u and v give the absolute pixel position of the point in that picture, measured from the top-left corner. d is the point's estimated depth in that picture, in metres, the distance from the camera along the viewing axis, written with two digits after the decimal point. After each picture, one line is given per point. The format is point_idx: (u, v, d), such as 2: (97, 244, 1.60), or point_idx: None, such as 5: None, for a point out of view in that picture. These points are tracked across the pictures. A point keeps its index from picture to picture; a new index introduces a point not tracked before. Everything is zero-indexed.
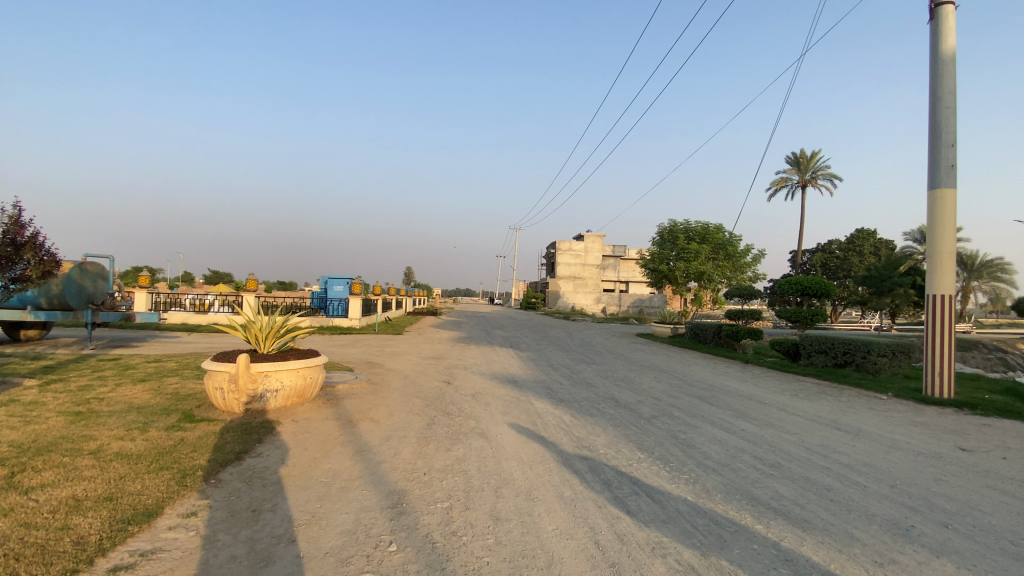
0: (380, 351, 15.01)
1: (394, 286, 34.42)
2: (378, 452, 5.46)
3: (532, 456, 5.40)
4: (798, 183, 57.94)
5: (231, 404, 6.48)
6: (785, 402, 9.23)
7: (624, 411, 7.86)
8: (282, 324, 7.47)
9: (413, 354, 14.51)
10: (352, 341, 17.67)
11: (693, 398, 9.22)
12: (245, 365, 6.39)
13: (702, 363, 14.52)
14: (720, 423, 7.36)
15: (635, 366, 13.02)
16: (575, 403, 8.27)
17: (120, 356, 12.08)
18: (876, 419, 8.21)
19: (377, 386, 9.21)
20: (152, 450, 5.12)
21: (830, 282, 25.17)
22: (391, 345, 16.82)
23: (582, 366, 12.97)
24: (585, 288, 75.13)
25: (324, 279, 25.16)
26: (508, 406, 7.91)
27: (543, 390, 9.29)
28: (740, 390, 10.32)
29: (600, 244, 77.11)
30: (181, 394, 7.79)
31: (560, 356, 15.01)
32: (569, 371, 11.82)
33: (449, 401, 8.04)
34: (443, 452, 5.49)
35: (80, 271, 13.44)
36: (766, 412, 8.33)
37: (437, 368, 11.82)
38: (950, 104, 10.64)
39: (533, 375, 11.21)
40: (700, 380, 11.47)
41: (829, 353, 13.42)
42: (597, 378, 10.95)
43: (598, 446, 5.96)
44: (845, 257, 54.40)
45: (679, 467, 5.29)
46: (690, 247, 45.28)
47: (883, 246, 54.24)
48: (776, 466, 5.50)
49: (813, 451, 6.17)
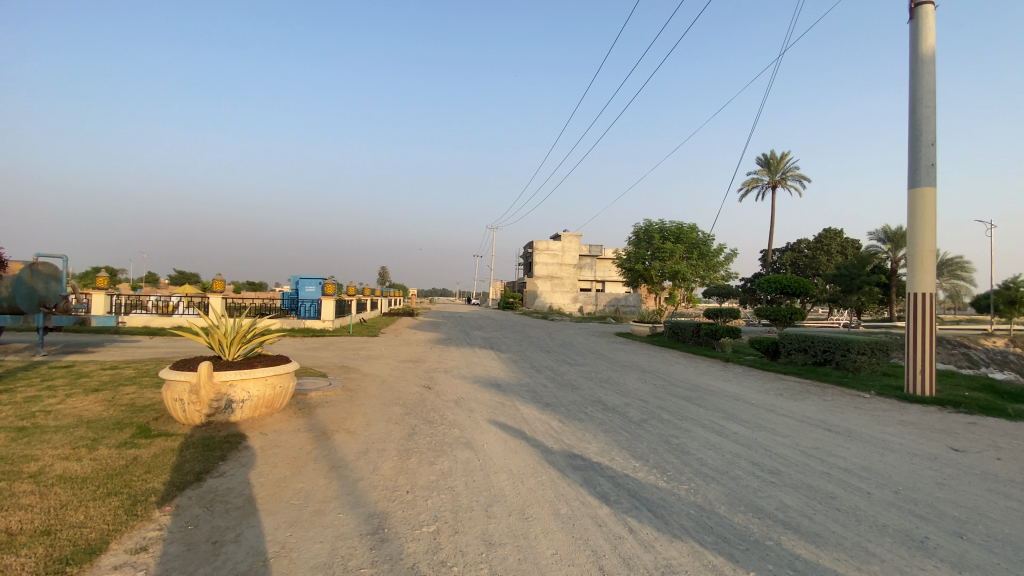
0: (356, 354, 14.45)
1: (369, 286, 33.63)
2: (355, 468, 5.03)
3: (522, 469, 5.04)
4: (769, 184, 59.24)
5: (192, 417, 5.95)
6: (772, 402, 9.12)
7: (613, 414, 7.57)
8: (249, 328, 6.94)
9: (390, 357, 14.00)
10: (326, 344, 17.01)
11: (680, 399, 9.00)
12: (208, 374, 5.86)
13: (685, 363, 14.43)
14: (711, 426, 7.14)
15: (618, 367, 12.80)
16: (562, 408, 7.95)
17: (72, 363, 11.23)
18: (864, 417, 8.14)
19: (353, 393, 8.72)
20: (100, 472, 4.58)
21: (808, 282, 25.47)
22: (367, 348, 16.23)
23: (564, 366, 12.68)
24: (562, 287, 75.30)
25: (296, 280, 24.31)
26: (493, 412, 7.55)
27: (528, 394, 8.95)
28: (725, 390, 10.18)
29: (577, 244, 77.42)
30: (137, 406, 7.17)
31: (541, 357, 14.71)
32: (552, 373, 11.52)
33: (430, 408, 7.62)
34: (426, 466, 5.09)
35: (32, 273, 12.24)
36: (755, 412, 8.17)
37: (415, 372, 11.36)
38: (929, 104, 10.76)
39: (516, 377, 10.86)
40: (684, 380, 11.32)
41: (809, 351, 13.47)
42: (581, 380, 10.66)
43: (590, 454, 5.65)
44: (815, 256, 55.79)
45: (677, 476, 5.01)
46: (666, 246, 45.66)
47: (850, 245, 55.84)
48: (777, 472, 5.28)
49: (810, 454, 5.98)
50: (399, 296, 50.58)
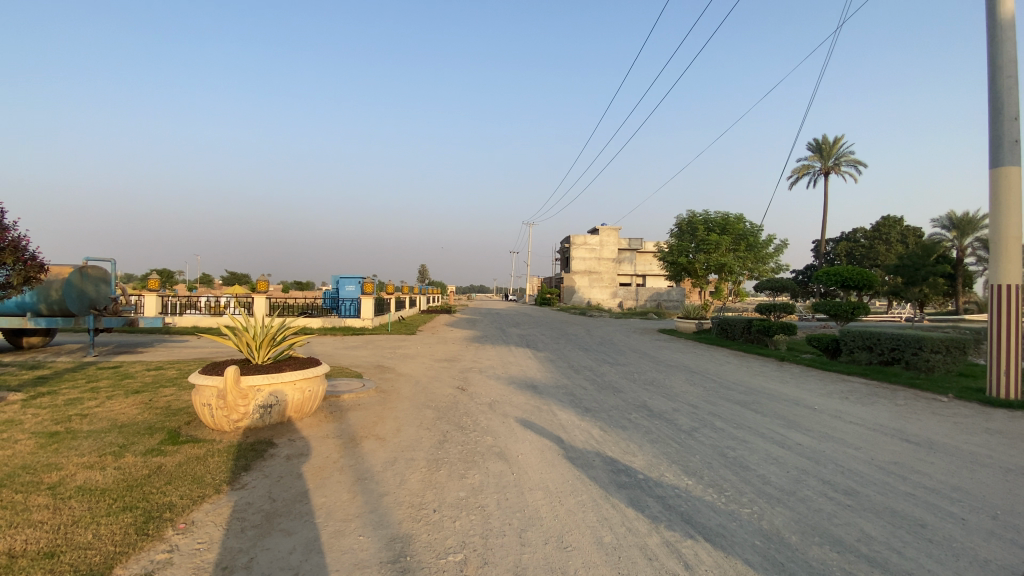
0: (392, 353, 14.32)
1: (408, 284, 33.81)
2: (381, 481, 4.70)
3: (560, 486, 4.57)
4: (821, 170, 56.08)
5: (221, 422, 5.79)
6: (837, 407, 8.28)
7: (660, 423, 6.99)
8: (278, 331, 6.75)
9: (426, 356, 13.78)
10: (364, 343, 17.04)
11: (733, 405, 8.30)
12: (234, 379, 5.69)
13: (734, 363, 13.56)
14: (771, 437, 6.46)
15: (663, 368, 12.10)
16: (603, 414, 7.43)
17: (121, 364, 11.56)
18: (947, 425, 7.22)
19: (386, 394, 8.48)
20: (120, 483, 4.49)
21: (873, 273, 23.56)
22: (404, 346, 16.12)
23: (605, 367, 12.09)
24: (600, 282, 74.04)
25: (336, 279, 24.60)
26: (529, 417, 7.11)
27: (567, 397, 8.46)
28: (783, 394, 9.36)
29: (616, 238, 75.88)
30: (172, 409, 7.15)
31: (581, 356, 14.15)
32: (592, 374, 10.96)
33: (463, 413, 7.25)
34: (456, 480, 4.70)
35: (82, 275, 12.95)
36: (820, 420, 7.40)
37: (451, 372, 11.05)
38: (1011, 74, 9.52)
39: (554, 379, 10.38)
40: (736, 382, 10.55)
41: (875, 349, 12.28)
42: (624, 383, 10.06)
43: (636, 469, 5.14)
44: (872, 246, 52.43)
45: (736, 497, 4.44)
46: (710, 239, 43.96)
47: (913, 233, 52.16)
48: (853, 494, 4.61)
49: (890, 471, 5.25)
50: (438, 293, 50.90)
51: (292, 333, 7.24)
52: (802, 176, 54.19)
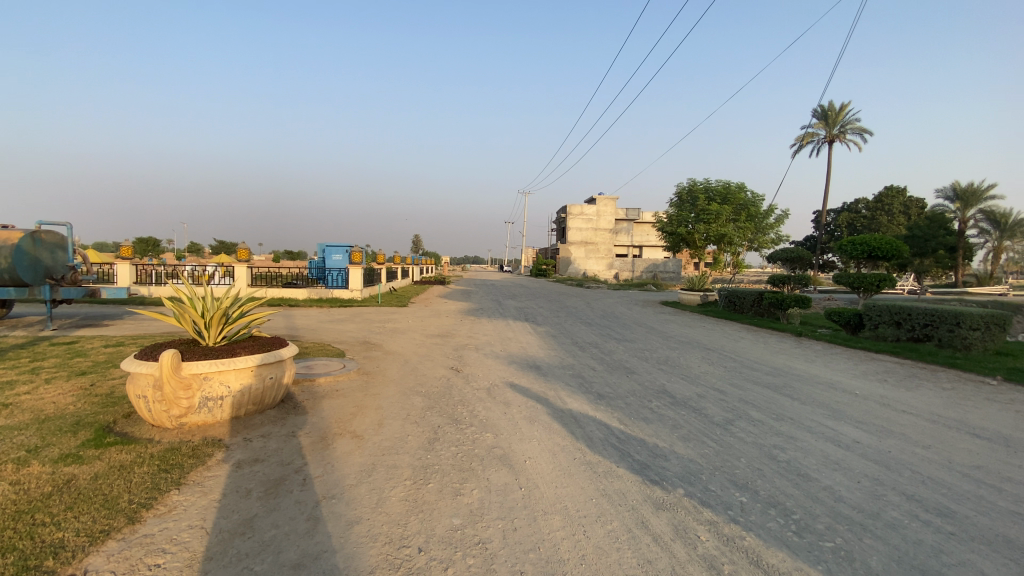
0: (381, 327, 13.23)
1: (399, 254, 32.52)
2: (352, 501, 3.66)
3: (584, 510, 3.55)
4: (825, 138, 54.57)
5: (161, 419, 4.74)
6: (880, 393, 7.33)
7: (687, 413, 6.01)
8: (231, 307, 5.61)
9: (417, 330, 12.71)
10: (351, 316, 15.96)
11: (763, 389, 7.34)
12: (173, 365, 4.59)
13: (749, 338, 12.60)
14: (821, 432, 5.49)
15: (675, 344, 11.12)
16: (619, 401, 6.44)
17: (78, 339, 10.39)
18: (1015, 416, 6.27)
19: (370, 377, 7.42)
20: (11, 505, 3.38)
21: (902, 243, 22.07)
22: (394, 320, 15.04)
23: (612, 344, 11.09)
24: (596, 253, 73.11)
25: (321, 247, 23.24)
26: (535, 406, 6.09)
27: (575, 381, 7.46)
28: (815, 375, 8.40)
29: (613, 208, 74.46)
30: (115, 396, 6.05)
31: (584, 331, 13.15)
32: (600, 353, 9.95)
33: (457, 401, 6.23)
34: (448, 500, 3.66)
35: (34, 241, 11.57)
36: (868, 410, 6.43)
37: (443, 349, 10.01)
38: None
39: (558, 358, 9.36)
40: (758, 361, 9.58)
41: (904, 325, 11.41)
42: (636, 362, 9.05)
43: (673, 480, 4.15)
44: (874, 217, 51.18)
45: (809, 525, 3.45)
46: (710, 209, 42.79)
47: (915, 204, 51.07)
48: (953, 517, 3.64)
49: (982, 481, 4.30)
50: (431, 263, 49.65)
51: (252, 307, 6.08)
52: (805, 144, 52.58)
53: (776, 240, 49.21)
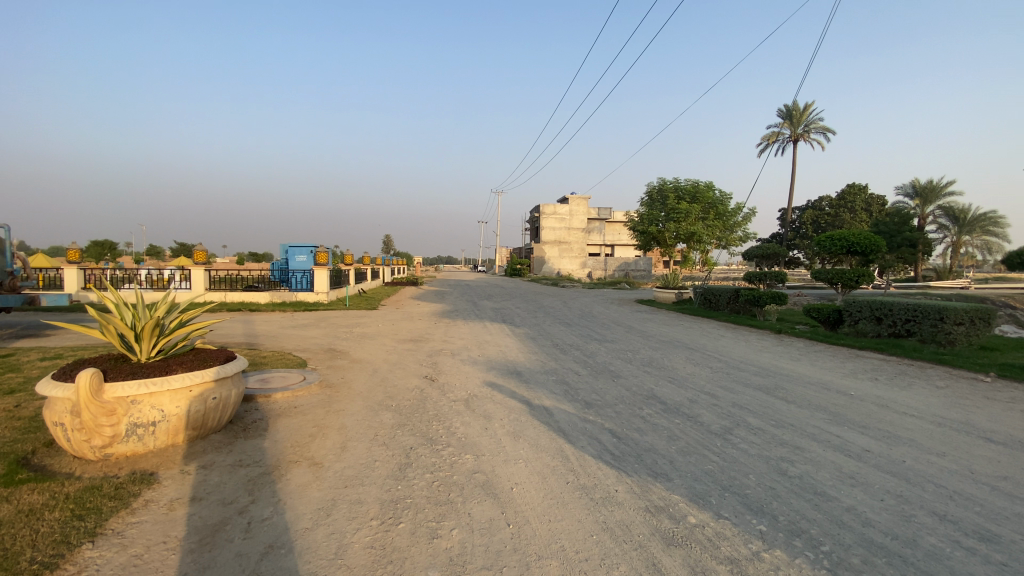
0: (348, 332, 12.45)
1: (368, 254, 31.46)
2: (306, 551, 3.03)
3: (586, 551, 3.01)
4: (789, 137, 55.83)
5: (81, 450, 3.99)
6: (875, 394, 7.04)
7: (683, 421, 5.54)
8: (163, 319, 4.81)
9: (387, 335, 12.00)
10: (317, 320, 15.09)
11: (756, 392, 6.96)
12: (92, 389, 3.84)
13: (731, 337, 12.36)
14: (827, 440, 5.10)
15: (658, 345, 10.73)
16: (609, 410, 5.93)
17: (4, 352, 9.29)
18: (1016, 416, 6.05)
19: (333, 390, 6.72)
20: None
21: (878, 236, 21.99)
22: (362, 324, 14.27)
23: (594, 345, 10.64)
24: (569, 252, 73.12)
25: (285, 248, 22.14)
26: (518, 419, 5.52)
27: (558, 387, 6.94)
28: (805, 375, 8.10)
29: (585, 207, 74.62)
30: (31, 420, 5.20)
31: (563, 332, 12.67)
32: (582, 355, 9.46)
33: (432, 416, 5.61)
34: (424, 545, 3.06)
35: None
36: (868, 413, 6.11)
37: (416, 355, 9.35)
38: None
39: (538, 362, 8.82)
40: (744, 361, 9.26)
41: (885, 320, 11.34)
42: (621, 365, 8.60)
43: (681, 504, 3.65)
44: (837, 215, 52.39)
45: (844, 559, 3.00)
46: (681, 207, 43.18)
47: (875, 202, 52.70)
48: (996, 542, 3.24)
49: (1010, 494, 3.95)
50: (402, 264, 48.59)
51: (190, 315, 5.28)
52: (771, 144, 53.65)
53: (744, 238, 50.11)
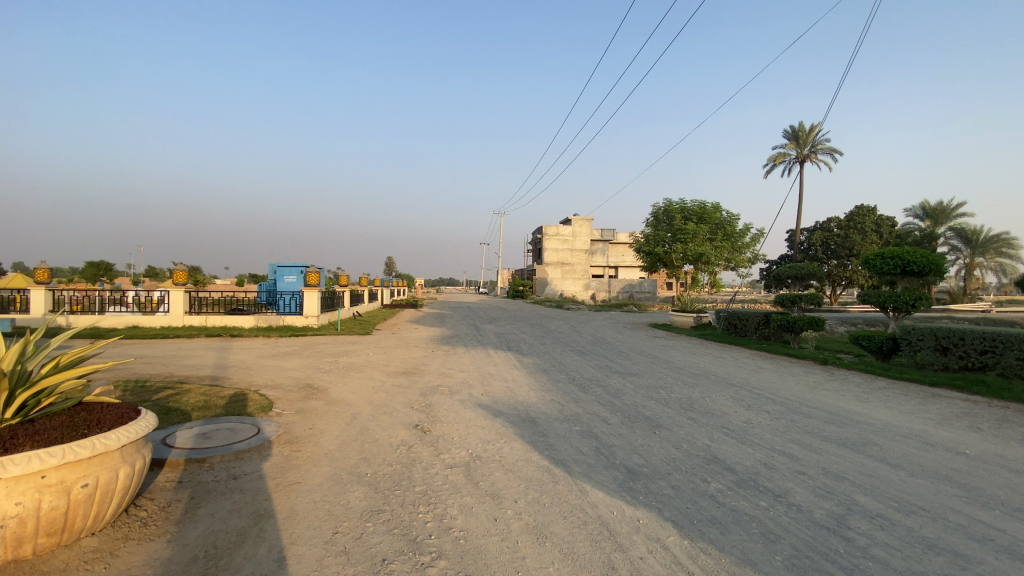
0: (332, 363, 10.88)
1: (365, 275, 30.06)
2: None
3: None
4: (795, 158, 54.98)
5: None
6: (998, 453, 5.43)
7: (771, 507, 3.95)
8: (15, 365, 3.17)
9: (376, 367, 10.42)
10: (302, 347, 13.57)
11: (845, 452, 5.35)
12: None
13: (771, 368, 10.76)
14: (994, 540, 3.50)
15: (692, 380, 9.15)
16: (663, 483, 4.34)
17: None
18: None
19: (293, 449, 5.15)
20: None
21: None
22: (351, 352, 12.73)
23: (617, 381, 9.05)
24: (572, 274, 71.84)
25: (274, 268, 20.73)
26: (539, 501, 3.94)
27: (586, 445, 5.35)
28: (889, 424, 6.49)
29: (588, 228, 73.57)
30: None
31: (578, 362, 11.10)
32: (606, 395, 7.87)
33: (418, 496, 4.04)
34: None
35: None
36: (1011, 486, 4.50)
37: (407, 394, 7.78)
38: None
39: (554, 404, 7.24)
40: (802, 402, 7.66)
41: (953, 351, 9.75)
42: (656, 409, 7.01)
43: None
44: (847, 236, 50.32)
45: None
46: (688, 228, 41.97)
47: (886, 222, 50.54)
48: None
49: None
50: (402, 285, 47.30)
51: (74, 356, 3.63)
52: (776, 165, 52.72)
53: (752, 259, 48.82)
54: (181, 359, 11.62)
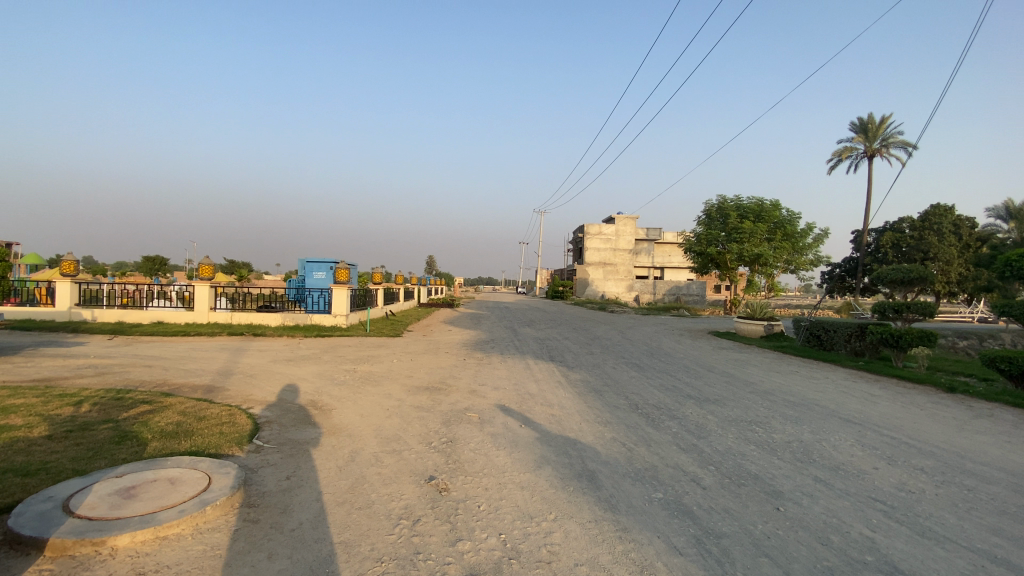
0: (349, 372, 9.40)
1: (401, 273, 28.90)
2: None
3: None
4: (864, 152, 50.29)
5: None
6: None
7: None
8: None
9: (398, 379, 8.85)
10: (323, 350, 12.24)
11: None
12: None
13: (886, 396, 8.50)
14: None
15: (794, 414, 7.08)
16: None
17: None
18: None
19: (249, 519, 3.56)
20: None
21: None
22: (374, 358, 11.25)
23: (694, 411, 7.11)
24: (615, 275, 69.13)
25: (303, 263, 19.69)
26: None
27: (679, 533, 3.51)
28: None
29: (633, 227, 70.53)
30: None
31: (638, 381, 9.20)
32: (686, 434, 5.97)
33: None
34: None
35: None
36: None
37: (427, 421, 6.13)
38: None
39: (618, 447, 5.41)
40: (967, 456, 5.50)
41: None
42: (763, 464, 5.07)
43: None
44: (921, 237, 44.92)
45: None
46: (744, 227, 38.82)
47: (965, 223, 44.60)
48: None
49: None
50: (440, 284, 46.21)
51: None
52: (844, 160, 48.23)
53: (813, 261, 44.92)
54: (187, 362, 10.45)
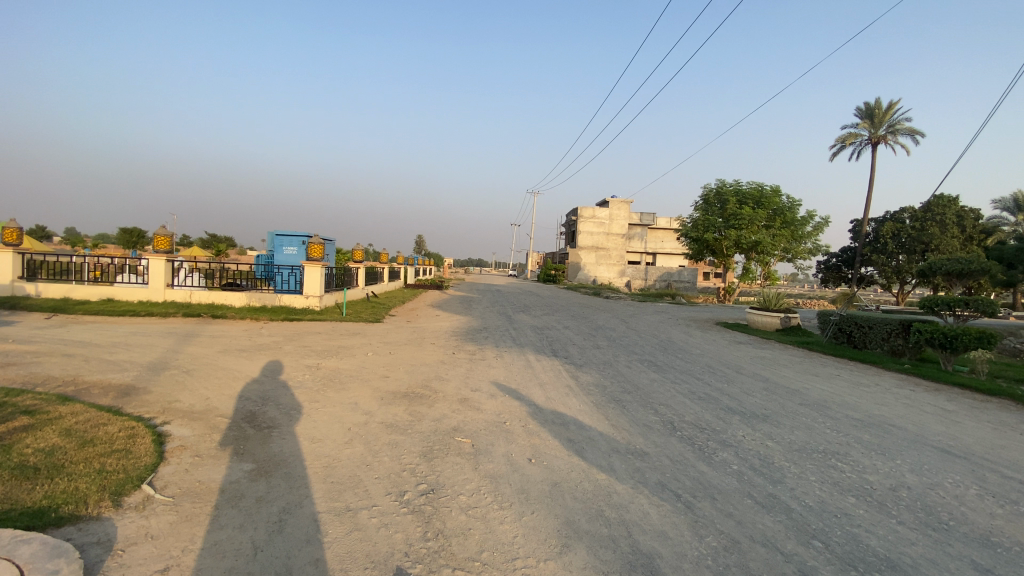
0: (311, 370, 7.67)
1: (386, 252, 27.00)
2: None
3: None
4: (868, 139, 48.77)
5: None
6: None
7: None
8: None
9: (370, 381, 7.15)
10: (287, 338, 10.46)
11: None
12: None
13: (963, 413, 7.00)
14: None
15: (874, 440, 5.53)
16: None
17: None
18: None
19: None
20: None
21: None
22: (345, 350, 9.53)
23: (748, 435, 5.54)
24: (608, 259, 67.60)
25: (273, 237, 17.73)
26: None
27: None
28: None
29: (627, 211, 68.82)
30: None
31: (663, 387, 7.61)
32: (754, 476, 4.37)
33: None
34: None
35: None
36: None
37: (401, 452, 4.45)
38: None
39: (674, 502, 3.79)
40: None
41: None
42: (888, 535, 3.48)
43: None
44: (924, 228, 43.51)
45: None
46: (744, 213, 37.25)
47: (969, 214, 43.09)
48: None
49: None
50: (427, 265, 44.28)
51: None
52: (847, 146, 46.71)
53: (811, 250, 43.79)
54: (117, 351, 8.65)
